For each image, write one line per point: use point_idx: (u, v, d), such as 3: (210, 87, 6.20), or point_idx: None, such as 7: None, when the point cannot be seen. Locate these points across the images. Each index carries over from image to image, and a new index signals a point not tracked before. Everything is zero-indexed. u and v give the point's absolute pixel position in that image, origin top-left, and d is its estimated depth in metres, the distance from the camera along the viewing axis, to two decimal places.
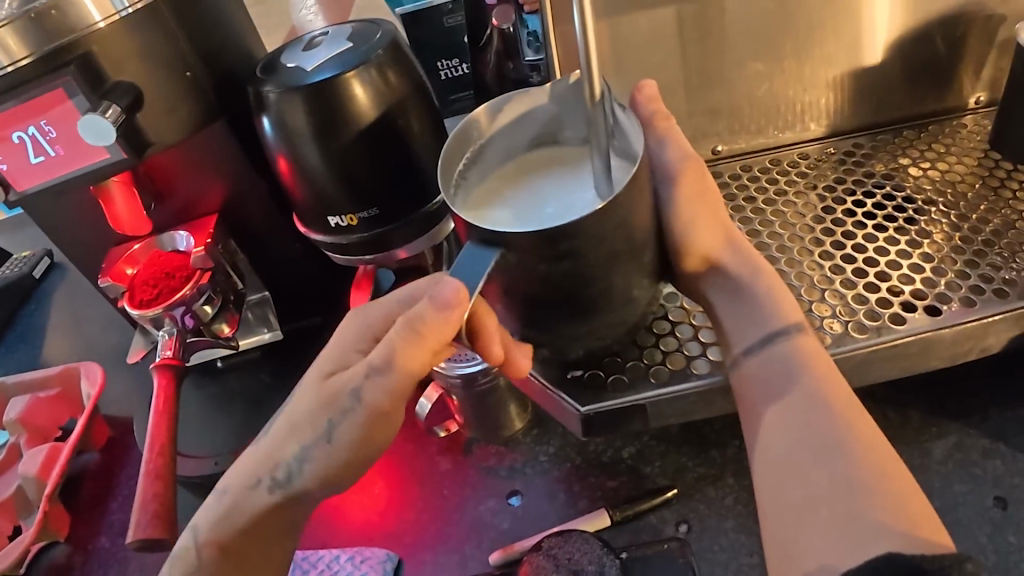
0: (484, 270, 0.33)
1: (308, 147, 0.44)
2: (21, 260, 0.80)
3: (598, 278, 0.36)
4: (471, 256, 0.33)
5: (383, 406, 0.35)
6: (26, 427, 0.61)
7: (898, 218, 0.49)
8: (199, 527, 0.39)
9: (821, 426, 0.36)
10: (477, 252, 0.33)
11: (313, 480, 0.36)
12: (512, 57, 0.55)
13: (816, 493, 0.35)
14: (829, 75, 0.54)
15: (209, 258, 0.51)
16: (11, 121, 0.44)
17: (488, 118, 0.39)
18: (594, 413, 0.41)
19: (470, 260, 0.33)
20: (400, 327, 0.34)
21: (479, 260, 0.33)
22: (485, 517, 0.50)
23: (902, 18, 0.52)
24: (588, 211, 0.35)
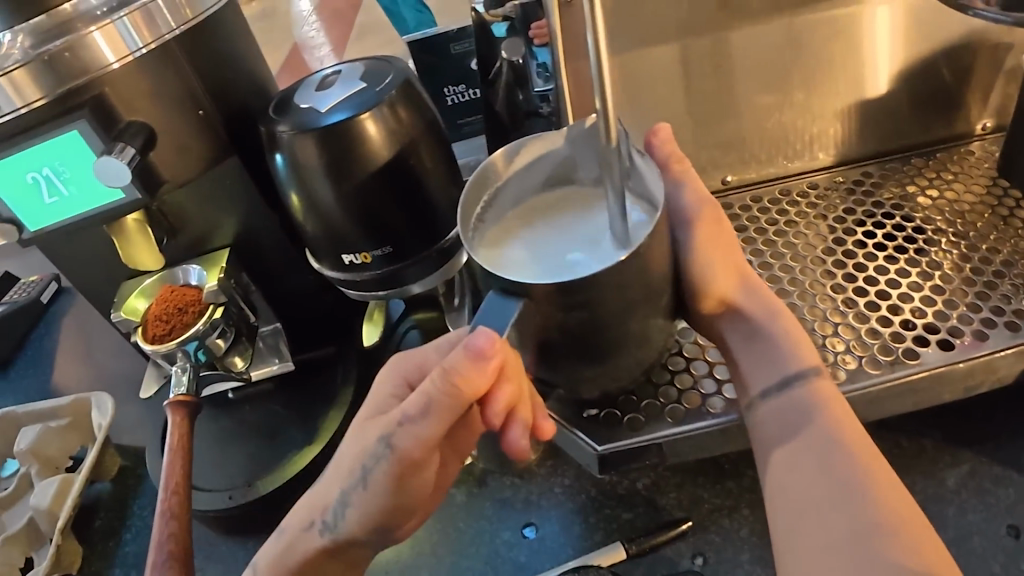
0: (509, 320, 0.33)
1: (321, 185, 0.44)
2: (28, 285, 0.80)
3: (615, 324, 0.36)
4: (492, 307, 0.34)
5: (417, 454, 0.34)
6: (37, 457, 0.61)
7: (909, 249, 0.49)
8: (258, 564, 0.38)
9: (839, 471, 0.36)
10: (498, 301, 0.34)
11: (357, 525, 0.36)
12: (523, 88, 0.55)
13: (833, 537, 0.35)
14: (838, 104, 0.54)
15: (221, 292, 0.51)
16: (25, 163, 0.44)
17: (505, 162, 0.40)
18: (610, 452, 0.41)
19: (493, 311, 0.34)
20: (436, 377, 0.33)
21: (502, 311, 0.33)
22: (501, 550, 0.50)
23: (903, 50, 0.52)
24: (605, 257, 0.35)
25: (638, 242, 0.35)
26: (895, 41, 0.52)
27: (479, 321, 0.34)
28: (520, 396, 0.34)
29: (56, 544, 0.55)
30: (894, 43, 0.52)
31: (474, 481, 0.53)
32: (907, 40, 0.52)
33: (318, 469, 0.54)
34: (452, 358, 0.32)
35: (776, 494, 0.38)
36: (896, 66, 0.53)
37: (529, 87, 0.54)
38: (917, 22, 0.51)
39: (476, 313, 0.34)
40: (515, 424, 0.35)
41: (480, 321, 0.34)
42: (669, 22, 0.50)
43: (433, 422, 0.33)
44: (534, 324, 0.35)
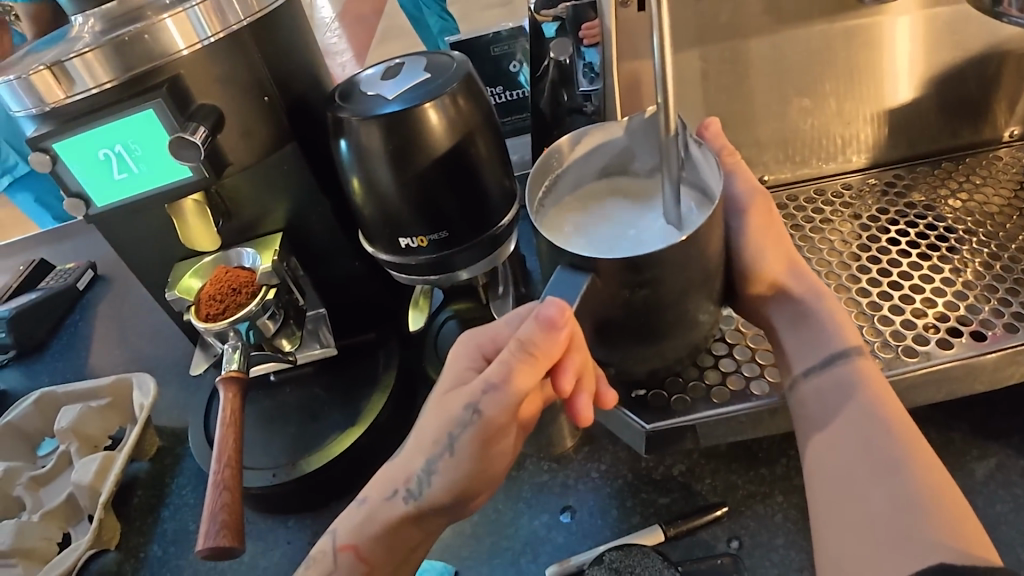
0: (577, 294, 0.35)
1: (382, 168, 0.46)
2: (64, 272, 0.81)
3: (673, 303, 0.38)
4: (562, 281, 0.35)
5: (500, 420, 0.35)
6: (77, 435, 0.61)
7: (940, 247, 0.52)
8: (338, 532, 0.40)
9: (881, 447, 0.37)
10: (568, 277, 0.35)
11: (442, 491, 0.37)
12: (568, 86, 0.58)
13: (873, 510, 0.36)
14: (871, 110, 0.57)
15: (274, 274, 0.53)
16: (98, 140, 0.46)
17: (568, 149, 0.42)
18: (658, 430, 0.43)
19: (563, 285, 0.35)
20: (512, 349, 0.35)
21: (570, 284, 0.35)
22: (541, 531, 0.51)
23: (927, 59, 0.55)
24: (667, 240, 0.37)
25: (698, 226, 0.38)
26: (915, 51, 0.54)
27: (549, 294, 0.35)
28: (585, 366, 0.37)
29: (99, 520, 0.56)
30: (913, 53, 0.54)
31: (513, 464, 0.54)
32: (926, 50, 0.54)
33: (360, 451, 0.55)
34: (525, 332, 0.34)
35: (818, 469, 0.39)
36: (915, 74, 0.55)
37: (575, 86, 0.57)
38: (940, 35, 0.54)
39: (545, 286, 0.36)
40: (581, 393, 0.38)
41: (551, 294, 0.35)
42: (714, 25, 0.53)
43: (513, 391, 0.35)
44: (598, 303, 0.36)
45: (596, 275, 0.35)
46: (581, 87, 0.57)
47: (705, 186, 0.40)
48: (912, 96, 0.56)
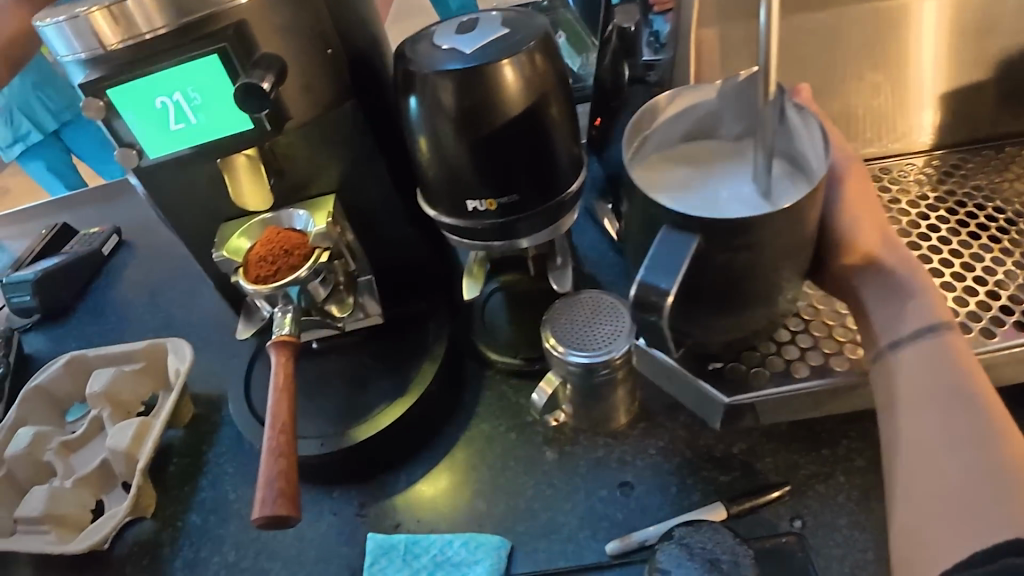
0: (684, 258, 0.33)
1: (453, 126, 0.44)
2: (88, 238, 0.78)
3: (768, 272, 0.37)
4: (670, 242, 0.34)
5: None
6: (111, 401, 0.60)
7: (1011, 230, 0.51)
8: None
9: (963, 422, 0.36)
10: (674, 237, 0.34)
11: None
12: (630, 58, 0.55)
13: (948, 485, 0.35)
14: (940, 91, 0.56)
15: (327, 238, 0.51)
16: (156, 87, 0.44)
17: (657, 110, 0.41)
18: (739, 404, 0.42)
19: (669, 245, 0.34)
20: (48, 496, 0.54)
21: (677, 248, 0.33)
22: (598, 507, 0.50)
23: (999, 41, 0.54)
24: (768, 208, 0.36)
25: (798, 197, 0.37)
26: (940, 42, 0.54)
27: (653, 259, 0.33)
28: None
29: (137, 486, 0.54)
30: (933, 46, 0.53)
31: (567, 439, 0.54)
32: (953, 40, 0.54)
33: (411, 422, 0.53)
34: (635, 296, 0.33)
35: (899, 443, 0.38)
36: (982, 56, 0.54)
37: (635, 56, 0.55)
38: (1005, 14, 0.52)
39: (647, 250, 0.35)
40: None
41: (655, 257, 0.33)
42: None
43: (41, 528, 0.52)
44: (696, 265, 0.35)
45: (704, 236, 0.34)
46: (641, 57, 0.54)
47: (798, 154, 0.39)
48: (961, 80, 0.55)
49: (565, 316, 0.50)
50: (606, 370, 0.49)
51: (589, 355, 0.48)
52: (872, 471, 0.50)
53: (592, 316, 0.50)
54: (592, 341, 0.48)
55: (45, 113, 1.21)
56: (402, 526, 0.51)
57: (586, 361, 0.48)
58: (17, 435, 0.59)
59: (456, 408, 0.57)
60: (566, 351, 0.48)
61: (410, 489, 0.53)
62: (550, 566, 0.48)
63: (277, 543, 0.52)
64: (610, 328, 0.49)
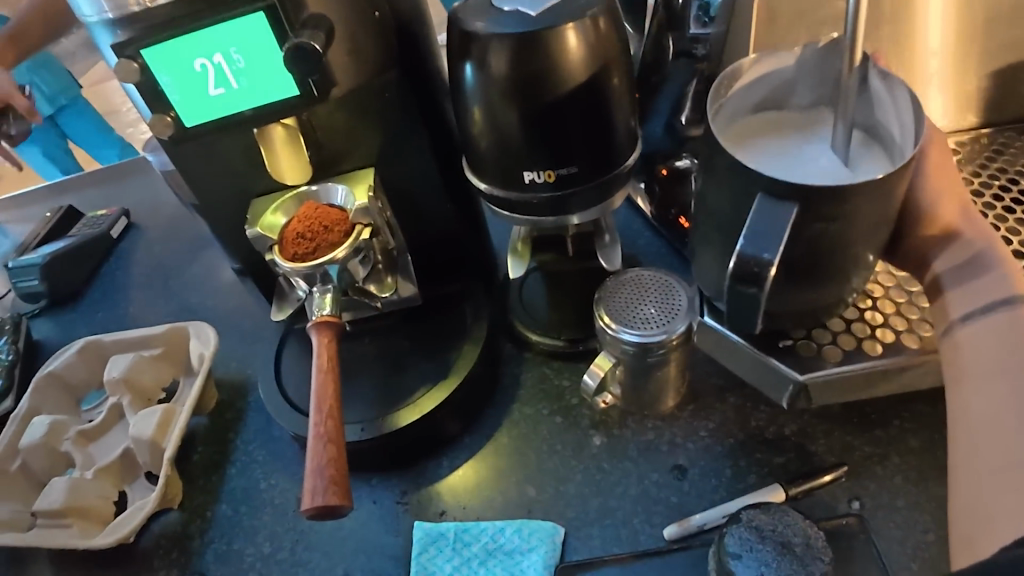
0: (785, 231, 0.33)
1: (512, 92, 0.42)
2: (96, 219, 0.75)
3: (856, 245, 0.35)
4: (767, 213, 0.33)
5: None
6: (129, 388, 0.57)
7: None
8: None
9: None
10: (771, 207, 0.33)
11: None
12: (675, 31, 0.54)
13: (1018, 458, 0.34)
14: (990, 68, 0.54)
15: (368, 213, 0.48)
16: (196, 48, 0.41)
17: (736, 75, 0.39)
18: (812, 382, 0.41)
19: (765, 215, 0.33)
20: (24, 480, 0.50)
21: (776, 219, 0.33)
22: (652, 491, 0.49)
23: None
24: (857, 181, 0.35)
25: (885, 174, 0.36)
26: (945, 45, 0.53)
27: (750, 230, 0.33)
28: None
29: (165, 477, 0.51)
30: (933, 36, 0.52)
31: (614, 422, 0.52)
32: (958, 29, 0.53)
33: (454, 406, 0.51)
34: (733, 265, 0.33)
35: (966, 416, 0.37)
36: None
37: (681, 28, 0.53)
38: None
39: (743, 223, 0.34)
40: None
41: (754, 227, 0.33)
42: None
43: None
44: (788, 236, 0.34)
45: (803, 205, 0.33)
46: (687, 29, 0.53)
47: (878, 128, 0.38)
48: (1008, 57, 0.54)
49: (616, 293, 0.49)
50: (660, 351, 0.47)
51: (644, 335, 0.46)
52: (928, 451, 0.49)
53: (645, 295, 0.48)
54: (648, 320, 0.47)
55: (41, 97, 1.16)
56: (447, 514, 0.49)
57: (639, 341, 0.46)
58: (32, 423, 0.57)
59: (497, 392, 0.55)
60: (619, 329, 0.47)
61: (453, 476, 0.51)
62: (605, 552, 0.46)
63: (314, 533, 0.50)
64: (667, 306, 0.47)
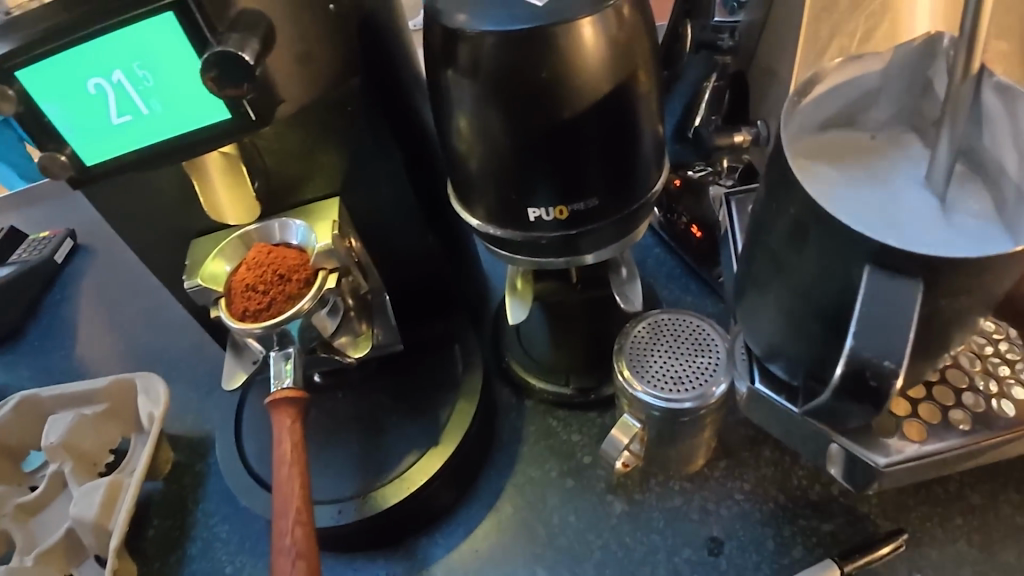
0: (911, 314, 0.24)
1: (509, 111, 0.33)
2: (38, 243, 0.65)
3: (966, 319, 0.27)
4: (882, 294, 0.25)
5: None
6: (70, 453, 0.49)
7: None
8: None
9: None
10: (886, 285, 0.25)
11: None
12: (696, 18, 0.44)
13: None
14: None
15: (333, 255, 0.39)
16: (88, 64, 0.31)
17: (811, 84, 0.30)
18: (894, 470, 0.33)
19: (881, 300, 0.25)
20: None
21: (895, 301, 0.24)
22: (683, 570, 0.41)
23: None
24: (972, 241, 0.27)
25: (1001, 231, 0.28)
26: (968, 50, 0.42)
27: (863, 322, 0.25)
28: None
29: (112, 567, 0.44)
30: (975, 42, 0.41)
31: (635, 485, 0.45)
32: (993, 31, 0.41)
33: (447, 475, 0.44)
34: (842, 374, 0.25)
35: None
36: None
37: (705, 16, 0.43)
38: None
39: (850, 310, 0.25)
40: None
41: (870, 322, 0.25)
42: None
43: None
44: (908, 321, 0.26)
45: (912, 277, 0.24)
46: (711, 17, 0.43)
47: (981, 158, 0.30)
48: None
49: (639, 337, 0.41)
50: (693, 415, 0.39)
51: (673, 399, 0.38)
52: (994, 510, 0.43)
53: (672, 344, 0.40)
54: (677, 377, 0.39)
55: None
56: None
57: (662, 404, 0.38)
58: None
59: (496, 449, 0.47)
60: (641, 388, 0.39)
61: (450, 556, 0.43)
62: None
63: None
64: (704, 357, 0.40)
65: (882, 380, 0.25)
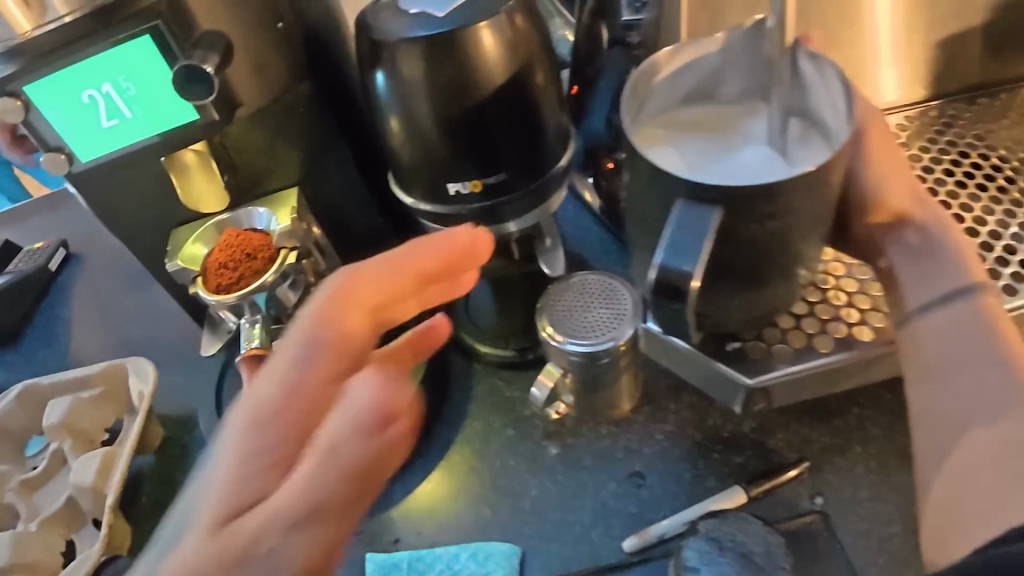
0: (709, 232, 0.31)
1: (424, 104, 0.39)
2: (32, 253, 0.72)
3: (794, 239, 0.33)
4: (688, 219, 0.31)
5: None
6: (70, 431, 0.55)
7: (995, 181, 0.49)
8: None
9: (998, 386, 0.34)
10: (692, 213, 0.31)
11: None
12: (607, 21, 0.52)
13: (979, 460, 0.33)
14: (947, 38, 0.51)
15: (293, 235, 0.46)
16: (83, 78, 0.38)
17: (659, 65, 0.36)
18: (760, 386, 0.39)
19: (687, 223, 0.31)
20: None
21: (697, 222, 0.31)
22: (610, 501, 0.47)
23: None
24: (787, 170, 0.33)
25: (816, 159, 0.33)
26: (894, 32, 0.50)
27: (671, 241, 0.31)
28: None
29: (107, 525, 0.49)
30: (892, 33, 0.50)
31: (569, 432, 0.50)
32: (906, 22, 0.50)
33: None
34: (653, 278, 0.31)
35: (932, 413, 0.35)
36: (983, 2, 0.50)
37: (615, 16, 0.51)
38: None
39: (663, 232, 0.32)
40: None
41: (676, 240, 0.31)
42: None
43: None
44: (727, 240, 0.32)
45: (733, 205, 0.30)
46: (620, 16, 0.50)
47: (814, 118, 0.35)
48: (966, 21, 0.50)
49: (563, 294, 0.47)
50: (608, 358, 0.45)
51: (590, 344, 0.44)
52: (890, 438, 0.47)
53: (589, 299, 0.47)
54: (592, 326, 0.45)
55: None
56: (402, 542, 0.47)
57: (585, 350, 0.44)
58: None
59: (446, 408, 0.53)
60: (564, 339, 0.45)
61: (405, 501, 0.49)
62: (564, 568, 0.45)
63: None
64: (614, 307, 0.46)
65: (682, 285, 0.30)
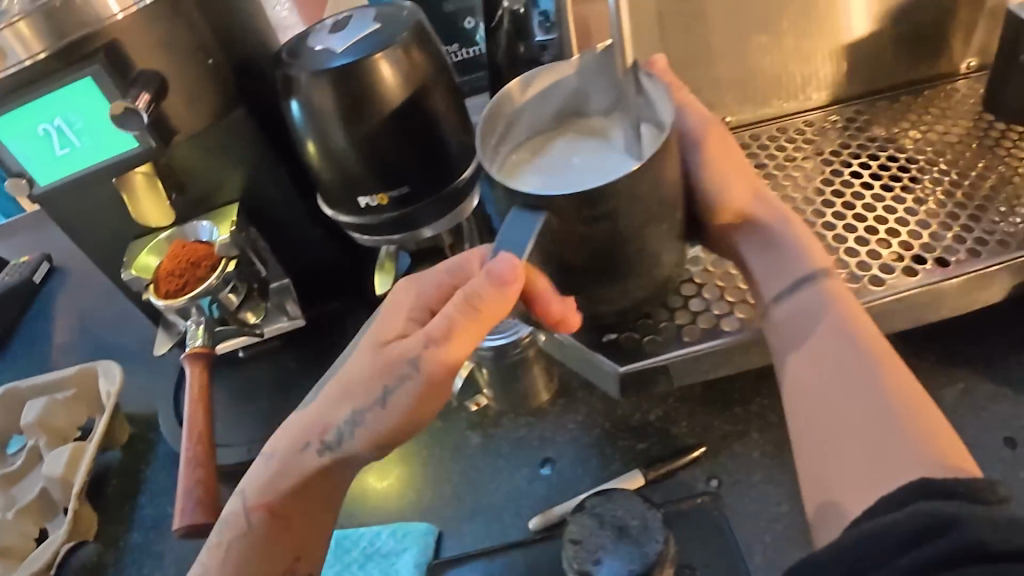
0: (530, 235, 0.34)
1: (332, 127, 0.44)
2: (19, 267, 0.79)
3: (636, 238, 0.37)
4: (515, 223, 0.35)
5: None
6: (46, 429, 0.60)
7: (885, 176, 0.52)
8: (248, 491, 0.39)
9: (848, 356, 0.37)
10: (523, 216, 0.35)
11: None
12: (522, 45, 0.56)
13: (849, 426, 0.35)
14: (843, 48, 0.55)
15: (231, 246, 0.51)
16: (37, 114, 0.44)
17: (521, 90, 0.41)
18: (629, 372, 0.43)
19: (515, 227, 0.35)
20: None
21: (522, 226, 0.34)
22: (521, 485, 0.51)
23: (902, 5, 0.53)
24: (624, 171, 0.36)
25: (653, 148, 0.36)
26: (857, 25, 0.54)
27: (501, 239, 0.35)
28: None
29: (73, 511, 0.55)
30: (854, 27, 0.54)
31: (489, 422, 0.54)
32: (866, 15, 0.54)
33: None
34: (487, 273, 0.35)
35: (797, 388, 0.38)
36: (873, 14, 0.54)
37: (529, 37, 0.55)
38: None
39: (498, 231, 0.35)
40: None
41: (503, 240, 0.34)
42: None
43: None
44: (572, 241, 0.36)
45: (571, 210, 0.35)
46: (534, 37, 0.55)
47: None
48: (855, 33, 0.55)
49: None
50: None
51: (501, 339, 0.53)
52: (785, 425, 0.51)
53: None
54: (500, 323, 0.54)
55: None
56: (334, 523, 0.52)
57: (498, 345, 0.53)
58: None
59: None
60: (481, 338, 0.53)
61: None
62: (474, 546, 0.48)
63: None
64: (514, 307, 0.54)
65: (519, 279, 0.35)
